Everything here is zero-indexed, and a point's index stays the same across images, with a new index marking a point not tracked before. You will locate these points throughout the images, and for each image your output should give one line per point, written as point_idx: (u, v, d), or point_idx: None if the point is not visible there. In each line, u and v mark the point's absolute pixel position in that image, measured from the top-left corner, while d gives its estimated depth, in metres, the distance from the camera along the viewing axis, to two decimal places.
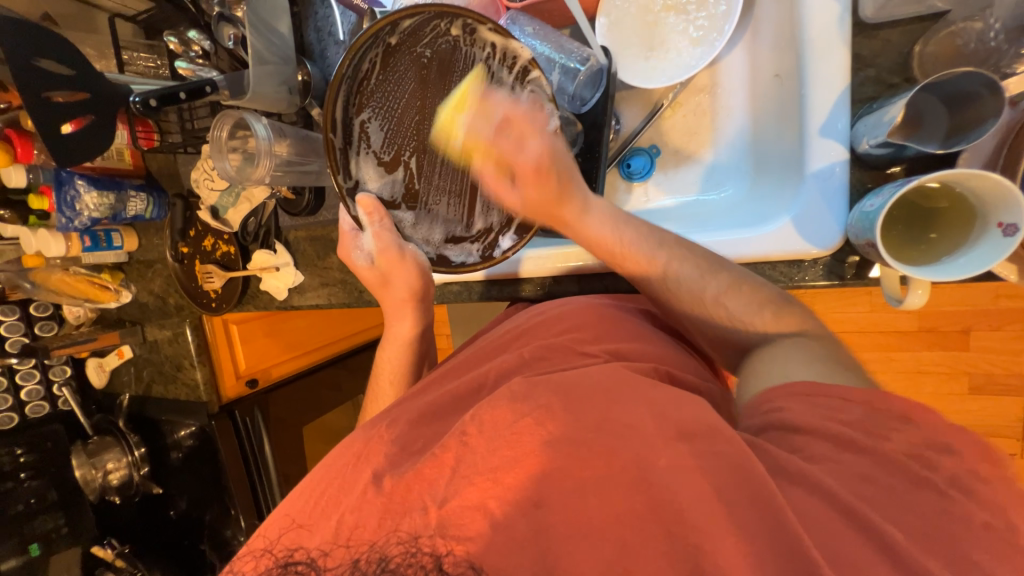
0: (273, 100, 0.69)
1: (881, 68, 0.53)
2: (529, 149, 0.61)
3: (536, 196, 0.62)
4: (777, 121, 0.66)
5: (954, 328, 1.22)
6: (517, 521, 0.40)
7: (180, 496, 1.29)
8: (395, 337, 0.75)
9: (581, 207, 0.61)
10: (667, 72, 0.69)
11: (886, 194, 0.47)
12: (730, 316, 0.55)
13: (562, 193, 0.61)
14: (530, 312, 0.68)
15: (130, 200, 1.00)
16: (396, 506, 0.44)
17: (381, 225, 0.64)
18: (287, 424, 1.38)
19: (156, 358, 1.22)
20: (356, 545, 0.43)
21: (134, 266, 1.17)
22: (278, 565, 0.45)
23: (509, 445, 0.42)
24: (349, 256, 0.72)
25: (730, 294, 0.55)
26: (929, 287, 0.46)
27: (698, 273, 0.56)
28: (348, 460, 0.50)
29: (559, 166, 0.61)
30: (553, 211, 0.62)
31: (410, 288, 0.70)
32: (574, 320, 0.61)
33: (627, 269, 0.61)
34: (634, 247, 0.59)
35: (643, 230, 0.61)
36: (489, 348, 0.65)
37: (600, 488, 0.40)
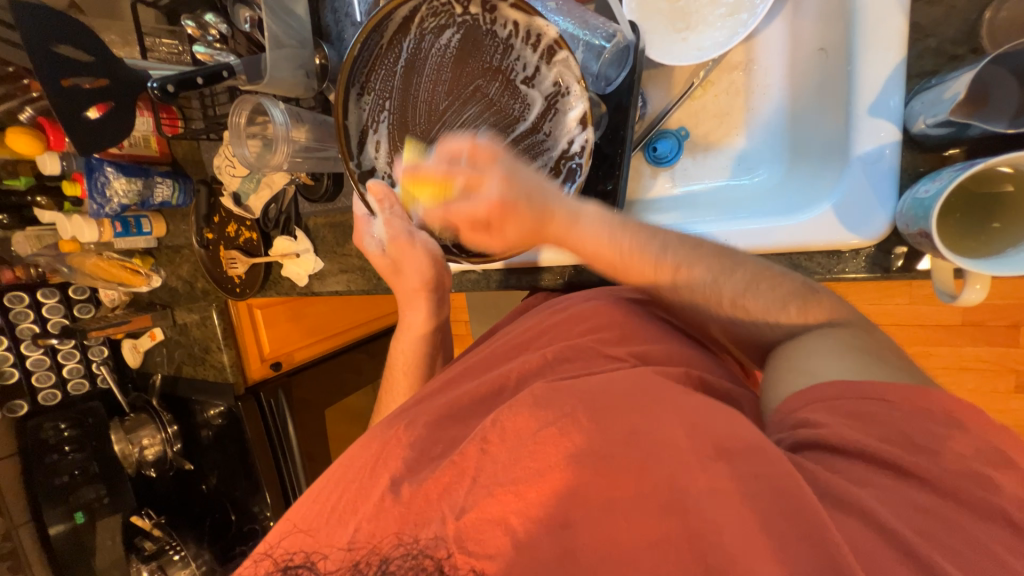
0: (289, 84, 0.68)
1: (944, 39, 0.47)
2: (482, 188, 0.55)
3: (518, 233, 0.56)
4: (819, 98, 0.61)
5: (1001, 322, 1.14)
6: (541, 541, 0.39)
7: (211, 472, 1.35)
8: (409, 327, 0.75)
9: (569, 219, 0.53)
10: (696, 47, 0.64)
11: (945, 179, 0.42)
12: (755, 319, 0.49)
13: (539, 215, 0.54)
14: (551, 307, 0.66)
15: (156, 186, 1.02)
16: (413, 517, 0.43)
17: (390, 212, 0.64)
18: (310, 407, 1.41)
19: (186, 340, 1.26)
20: (359, 547, 0.44)
21: (162, 251, 1.20)
22: (278, 569, 0.46)
23: (533, 455, 0.41)
24: (362, 243, 0.70)
25: (749, 293, 0.49)
26: (988, 283, 0.42)
27: (712, 275, 0.50)
28: (367, 462, 0.50)
29: (520, 185, 0.53)
30: (540, 236, 0.56)
31: (422, 277, 0.69)
32: (598, 318, 0.59)
33: (637, 280, 0.54)
34: (634, 257, 0.52)
35: (639, 232, 0.53)
36: (508, 345, 0.64)
37: (628, 504, 0.38)
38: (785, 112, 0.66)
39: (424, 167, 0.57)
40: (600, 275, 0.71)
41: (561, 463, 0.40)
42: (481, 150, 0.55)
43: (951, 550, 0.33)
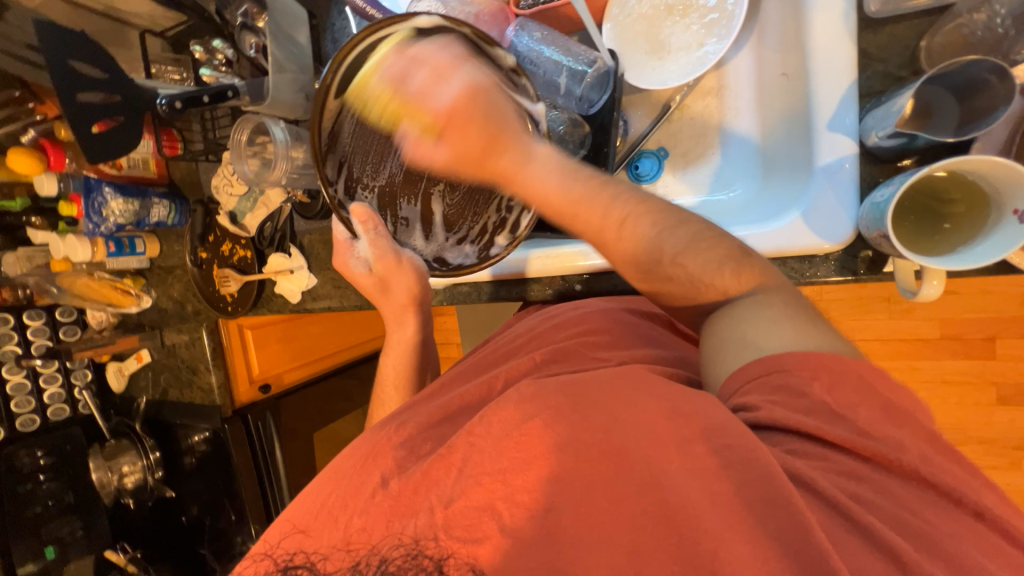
0: (290, 106, 0.71)
1: (888, 63, 0.52)
2: (445, 88, 0.56)
3: (461, 146, 0.57)
4: (785, 120, 0.66)
5: (978, 335, 1.18)
6: (525, 523, 0.40)
7: (192, 501, 1.31)
8: (396, 343, 0.76)
9: (521, 157, 0.56)
10: (671, 73, 0.70)
11: (896, 184, 0.46)
12: (690, 274, 0.49)
13: (488, 135, 0.56)
14: (542, 317, 0.68)
15: (153, 206, 1.04)
16: (400, 510, 0.44)
17: (376, 233, 0.64)
18: (297, 432, 1.38)
19: (173, 362, 1.25)
20: (354, 548, 0.44)
21: (155, 272, 1.21)
22: (278, 570, 0.46)
23: (516, 445, 0.41)
24: (347, 265, 0.72)
25: (688, 251, 0.50)
26: (943, 277, 0.45)
27: (657, 227, 0.51)
28: (356, 460, 0.50)
29: (485, 98, 0.56)
30: (482, 159, 0.57)
31: (409, 292, 0.71)
32: (591, 324, 0.61)
33: (579, 228, 0.54)
34: (576, 197, 0.53)
35: (585, 176, 0.54)
36: (499, 352, 0.65)
37: (610, 489, 0.39)
38: (757, 133, 0.71)
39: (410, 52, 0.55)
40: (586, 284, 0.74)
41: (548, 450, 0.41)
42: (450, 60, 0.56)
43: (914, 522, 0.35)
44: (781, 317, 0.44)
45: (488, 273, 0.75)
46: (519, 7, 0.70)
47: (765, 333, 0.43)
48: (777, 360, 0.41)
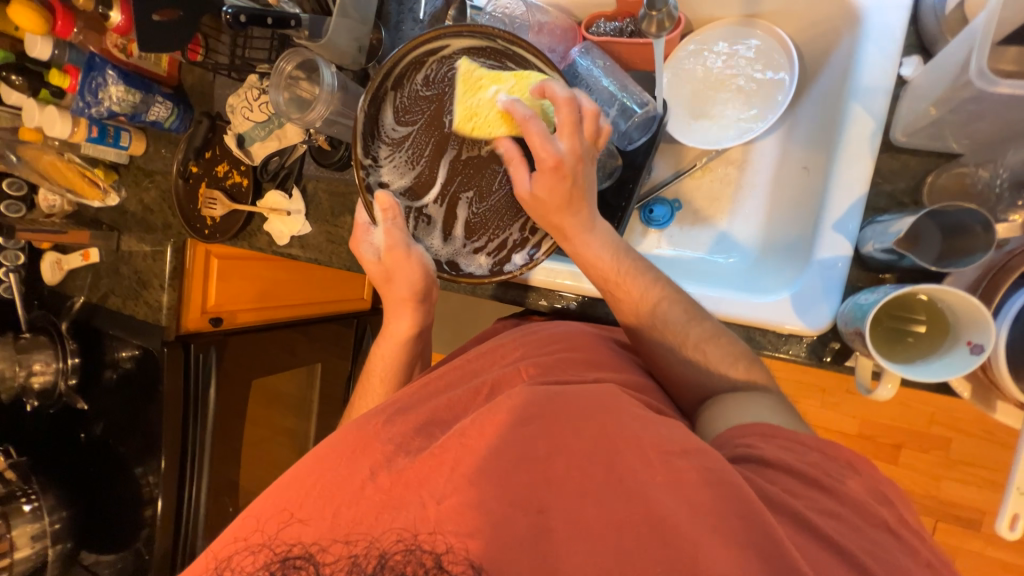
0: (342, 52, 0.72)
1: (896, 188, 0.59)
2: (560, 140, 0.56)
3: (544, 195, 0.59)
4: (794, 209, 0.72)
5: (889, 440, 1.31)
6: (518, 522, 0.43)
7: (99, 419, 1.21)
8: (391, 335, 0.75)
9: (586, 225, 0.61)
10: (708, 137, 0.75)
11: (881, 292, 0.52)
12: (706, 362, 0.58)
13: (571, 199, 0.59)
14: (527, 330, 0.70)
15: (154, 105, 0.97)
16: (391, 502, 0.46)
17: (394, 223, 0.66)
18: (234, 377, 1.27)
19: (123, 269, 1.17)
20: (354, 543, 0.45)
21: (131, 171, 1.13)
22: (277, 560, 0.46)
23: (509, 439, 0.46)
24: (357, 246, 0.71)
25: (710, 342, 0.59)
26: (898, 383, 0.51)
27: (686, 317, 0.60)
28: (344, 449, 0.51)
29: (576, 172, 0.58)
30: (556, 216, 0.60)
31: (412, 287, 0.69)
32: (568, 341, 0.63)
33: (619, 298, 0.62)
34: (628, 279, 0.61)
35: (641, 264, 0.62)
36: (490, 355, 0.67)
37: (598, 502, 0.42)
38: (764, 211, 0.77)
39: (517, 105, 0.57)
40: (580, 304, 0.76)
41: (540, 458, 0.45)
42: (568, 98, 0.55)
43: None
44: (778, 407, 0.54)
45: None
46: (588, 31, 0.73)
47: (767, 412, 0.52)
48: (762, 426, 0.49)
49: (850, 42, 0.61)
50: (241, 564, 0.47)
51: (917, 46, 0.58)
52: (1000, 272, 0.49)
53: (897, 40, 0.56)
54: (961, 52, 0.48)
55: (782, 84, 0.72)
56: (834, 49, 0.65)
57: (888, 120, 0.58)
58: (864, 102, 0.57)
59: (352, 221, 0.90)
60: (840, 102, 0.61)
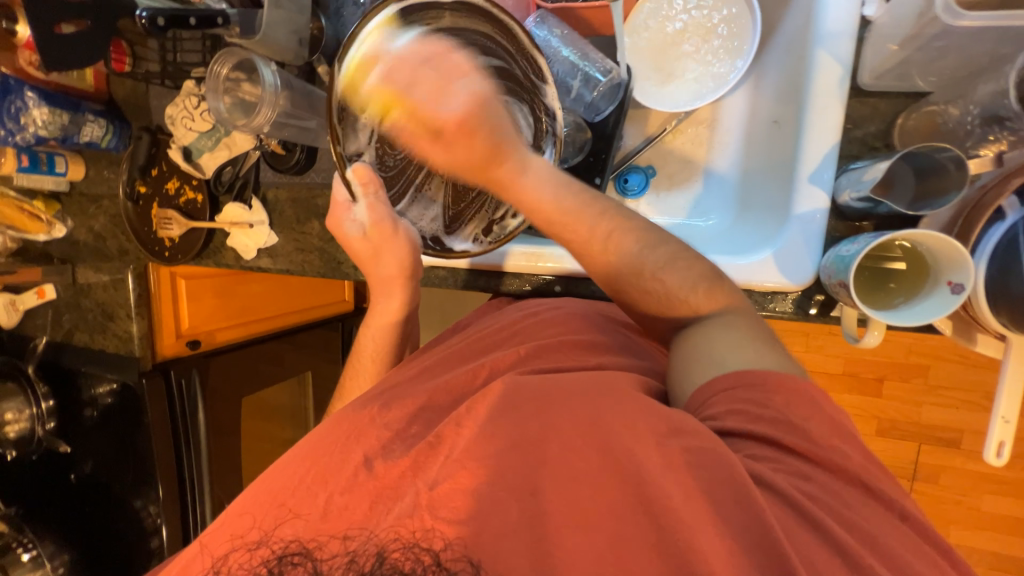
0: (280, 48, 0.68)
1: (866, 132, 0.58)
2: (451, 100, 0.57)
3: (467, 154, 0.56)
4: (765, 163, 0.71)
5: (872, 375, 1.37)
6: (517, 512, 0.43)
7: (87, 458, 1.17)
8: (380, 313, 0.73)
9: (518, 167, 0.56)
10: (674, 99, 0.73)
11: (862, 242, 0.52)
12: (666, 291, 0.54)
13: (494, 148, 0.56)
14: (521, 310, 0.68)
15: (86, 124, 0.90)
16: (380, 492, 0.47)
17: (374, 198, 0.61)
18: (223, 396, 1.24)
19: (83, 303, 1.10)
20: (351, 537, 0.44)
21: (74, 198, 1.06)
22: (273, 558, 0.44)
23: (504, 428, 0.46)
24: (340, 226, 0.68)
25: (667, 268, 0.54)
26: (884, 329, 0.51)
27: (670, 255, 0.54)
28: (339, 436, 0.52)
29: (490, 111, 0.57)
30: (486, 170, 0.57)
31: (400, 264, 0.68)
32: (568, 323, 0.61)
33: (568, 240, 0.57)
34: (570, 211, 0.55)
35: (581, 194, 0.56)
36: (483, 341, 0.64)
37: (601, 482, 0.42)
38: (738, 168, 0.76)
39: (393, 56, 0.53)
40: (564, 286, 0.74)
41: (539, 445, 0.45)
42: (466, 66, 0.56)
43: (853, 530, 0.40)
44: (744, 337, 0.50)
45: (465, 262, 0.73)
46: None
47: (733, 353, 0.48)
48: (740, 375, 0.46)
49: None
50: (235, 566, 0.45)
51: None
52: (974, 210, 0.49)
53: None
54: None
55: (744, 36, 0.70)
56: None
57: (854, 63, 0.56)
58: (829, 47, 0.56)
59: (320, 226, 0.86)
60: (804, 51, 0.60)
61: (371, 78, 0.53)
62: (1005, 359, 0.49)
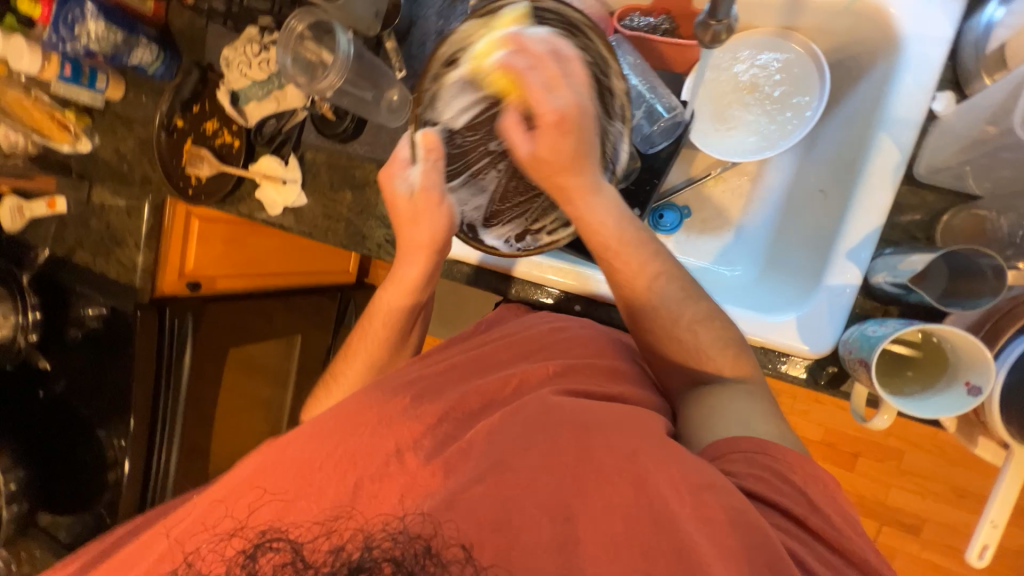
0: (358, 18, 0.69)
1: (911, 221, 0.59)
2: (556, 95, 0.54)
3: (545, 153, 0.55)
4: (800, 228, 0.72)
5: (848, 449, 1.39)
6: (523, 523, 0.43)
7: (61, 377, 1.14)
8: (399, 282, 0.68)
9: (590, 186, 0.56)
10: (727, 148, 0.73)
11: (891, 326, 0.53)
12: (697, 347, 0.56)
13: (574, 157, 0.55)
14: (547, 324, 0.67)
15: (138, 48, 0.88)
16: (401, 486, 0.47)
17: (433, 165, 0.63)
18: (214, 342, 1.22)
19: (94, 224, 1.09)
20: (336, 519, 0.46)
21: (106, 117, 1.04)
22: (250, 546, 0.46)
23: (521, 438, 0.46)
24: (388, 180, 0.64)
25: (702, 324, 0.58)
26: (894, 415, 0.53)
27: (682, 295, 0.58)
28: (350, 414, 0.51)
29: (580, 127, 0.54)
30: (558, 176, 0.56)
31: (434, 234, 0.64)
32: (591, 347, 0.62)
33: (614, 267, 0.59)
34: (631, 245, 0.58)
35: (640, 230, 0.59)
36: (513, 347, 0.63)
37: (609, 510, 0.43)
38: (771, 225, 0.78)
39: (525, 39, 0.55)
40: (585, 307, 0.74)
41: (552, 461, 0.45)
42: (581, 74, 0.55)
43: None
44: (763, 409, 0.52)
45: (474, 255, 0.74)
46: (620, 24, 0.70)
47: (759, 423, 0.50)
48: (757, 442, 0.48)
49: (884, 69, 0.60)
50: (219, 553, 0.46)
51: (950, 82, 0.58)
52: (1004, 317, 0.51)
53: (934, 73, 0.56)
54: (1000, 96, 0.48)
55: (807, 103, 0.71)
56: (866, 74, 0.64)
57: (913, 153, 0.58)
58: (893, 133, 0.57)
59: (352, 197, 0.86)
60: (866, 130, 0.61)
61: (497, 55, 0.57)
62: (1004, 467, 0.50)
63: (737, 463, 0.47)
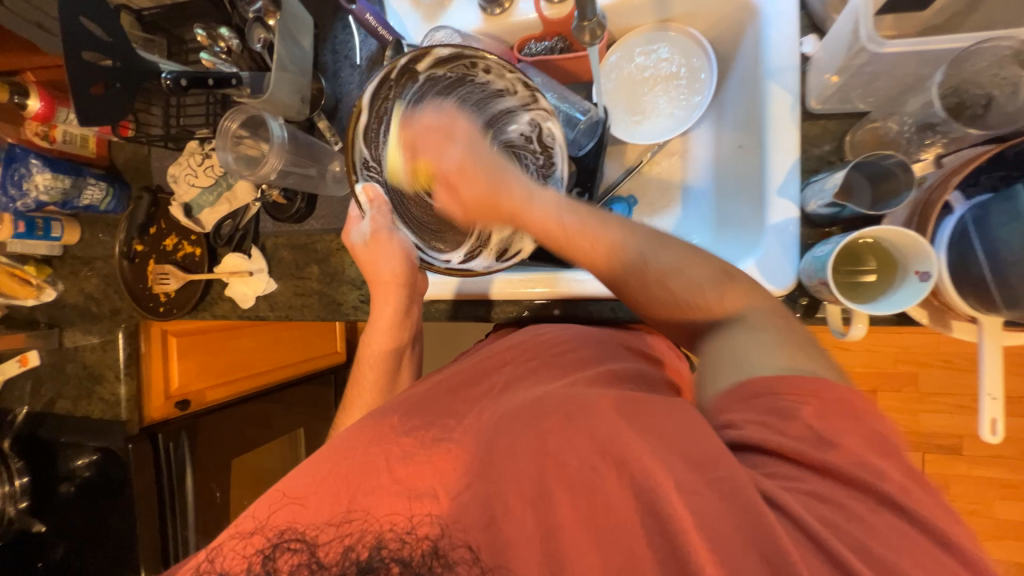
0: (286, 105, 0.74)
1: (822, 150, 0.65)
2: (450, 150, 0.62)
3: (467, 197, 0.61)
4: (733, 184, 0.77)
5: (865, 386, 1.39)
6: (523, 519, 0.47)
7: (61, 537, 1.09)
8: (378, 324, 0.73)
9: (527, 196, 0.59)
10: (646, 133, 0.81)
11: (834, 242, 0.56)
12: (675, 297, 0.56)
13: (494, 184, 0.60)
14: (529, 332, 0.71)
15: (86, 187, 0.92)
16: (410, 491, 0.50)
17: (379, 212, 0.67)
18: (212, 458, 1.19)
19: (69, 368, 1.07)
20: (349, 522, 0.50)
21: (67, 262, 1.06)
22: (268, 545, 0.50)
23: (509, 447, 0.51)
24: (347, 237, 0.73)
25: (671, 274, 0.56)
26: (867, 321, 0.55)
27: (654, 244, 0.58)
28: (353, 472, 0.53)
29: (485, 168, 0.60)
30: (490, 207, 0.61)
31: (393, 271, 0.70)
32: (572, 342, 0.67)
33: (572, 254, 0.59)
34: (579, 232, 0.57)
35: (586, 210, 0.59)
36: (489, 363, 0.68)
37: (608, 492, 0.45)
38: (710, 188, 0.83)
39: (417, 115, 0.65)
40: (564, 309, 0.76)
41: (545, 459, 0.49)
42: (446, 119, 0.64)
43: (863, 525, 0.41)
44: (774, 340, 0.50)
45: (453, 290, 0.76)
46: (522, 53, 0.77)
47: (757, 354, 0.49)
48: (762, 382, 0.47)
49: (754, 31, 0.68)
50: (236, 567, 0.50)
51: (811, 26, 0.66)
52: (926, 207, 0.54)
53: (793, 23, 0.63)
54: (849, 24, 0.54)
55: (703, 78, 0.79)
56: (741, 38, 0.72)
57: (802, 91, 0.64)
58: (779, 80, 0.64)
59: (319, 269, 0.88)
60: (757, 84, 0.68)
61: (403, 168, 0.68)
62: (980, 341, 0.53)
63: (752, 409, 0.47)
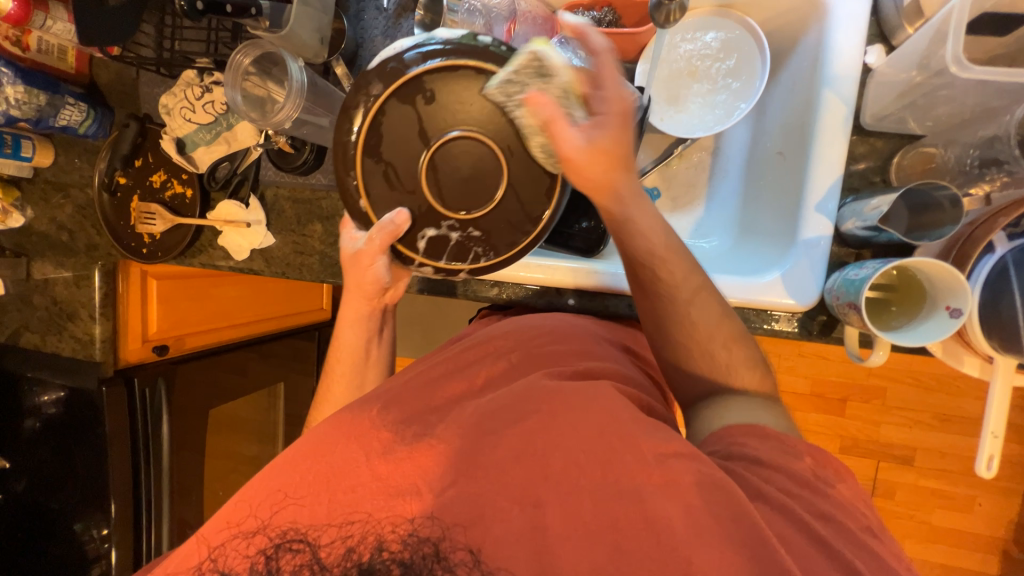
0: (304, 46, 0.68)
1: (867, 167, 0.63)
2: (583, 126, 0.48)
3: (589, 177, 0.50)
4: (764, 192, 0.75)
5: (836, 395, 1.45)
6: (511, 513, 0.48)
7: (23, 473, 1.04)
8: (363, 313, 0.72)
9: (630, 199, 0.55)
10: (685, 125, 0.76)
11: (871, 267, 0.55)
12: (726, 363, 0.59)
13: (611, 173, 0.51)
14: (513, 321, 0.71)
15: (64, 107, 0.82)
16: (389, 490, 0.50)
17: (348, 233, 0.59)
18: (192, 406, 1.14)
19: (38, 300, 1.00)
20: (351, 522, 0.49)
21: (38, 186, 0.97)
22: (272, 543, 0.49)
23: (509, 445, 0.51)
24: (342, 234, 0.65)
25: (737, 341, 0.60)
26: (888, 349, 0.56)
27: (718, 314, 0.59)
28: (355, 452, 0.52)
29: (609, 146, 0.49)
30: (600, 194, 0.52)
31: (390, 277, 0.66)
32: (555, 333, 0.66)
33: (657, 304, 0.60)
34: (674, 275, 0.58)
35: (684, 261, 0.59)
36: (474, 349, 0.67)
37: (595, 498, 0.48)
38: (739, 188, 0.81)
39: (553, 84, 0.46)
40: (579, 299, 0.74)
41: (540, 457, 0.50)
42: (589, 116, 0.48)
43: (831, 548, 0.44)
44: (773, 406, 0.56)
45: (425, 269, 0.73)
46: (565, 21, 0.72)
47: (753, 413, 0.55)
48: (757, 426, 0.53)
49: (817, 32, 0.64)
50: (236, 555, 0.49)
51: (879, 36, 0.62)
52: (966, 243, 0.54)
53: (861, 30, 0.60)
54: (926, 42, 0.52)
55: (755, 73, 0.74)
56: (800, 38, 0.68)
57: (857, 105, 0.62)
58: (837, 88, 0.60)
59: (322, 229, 0.83)
60: (811, 89, 0.65)
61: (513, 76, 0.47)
62: (990, 379, 0.54)
63: (738, 438, 0.52)
